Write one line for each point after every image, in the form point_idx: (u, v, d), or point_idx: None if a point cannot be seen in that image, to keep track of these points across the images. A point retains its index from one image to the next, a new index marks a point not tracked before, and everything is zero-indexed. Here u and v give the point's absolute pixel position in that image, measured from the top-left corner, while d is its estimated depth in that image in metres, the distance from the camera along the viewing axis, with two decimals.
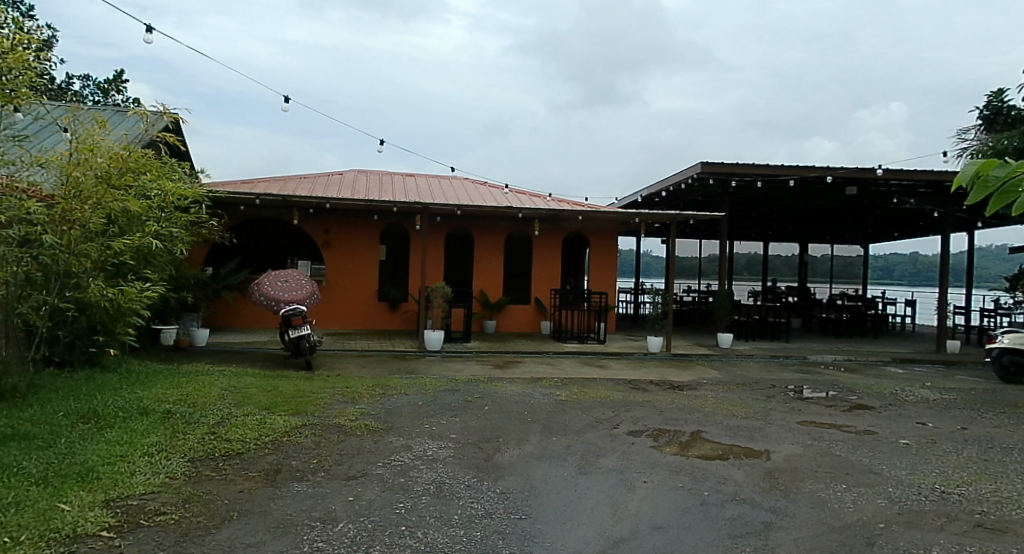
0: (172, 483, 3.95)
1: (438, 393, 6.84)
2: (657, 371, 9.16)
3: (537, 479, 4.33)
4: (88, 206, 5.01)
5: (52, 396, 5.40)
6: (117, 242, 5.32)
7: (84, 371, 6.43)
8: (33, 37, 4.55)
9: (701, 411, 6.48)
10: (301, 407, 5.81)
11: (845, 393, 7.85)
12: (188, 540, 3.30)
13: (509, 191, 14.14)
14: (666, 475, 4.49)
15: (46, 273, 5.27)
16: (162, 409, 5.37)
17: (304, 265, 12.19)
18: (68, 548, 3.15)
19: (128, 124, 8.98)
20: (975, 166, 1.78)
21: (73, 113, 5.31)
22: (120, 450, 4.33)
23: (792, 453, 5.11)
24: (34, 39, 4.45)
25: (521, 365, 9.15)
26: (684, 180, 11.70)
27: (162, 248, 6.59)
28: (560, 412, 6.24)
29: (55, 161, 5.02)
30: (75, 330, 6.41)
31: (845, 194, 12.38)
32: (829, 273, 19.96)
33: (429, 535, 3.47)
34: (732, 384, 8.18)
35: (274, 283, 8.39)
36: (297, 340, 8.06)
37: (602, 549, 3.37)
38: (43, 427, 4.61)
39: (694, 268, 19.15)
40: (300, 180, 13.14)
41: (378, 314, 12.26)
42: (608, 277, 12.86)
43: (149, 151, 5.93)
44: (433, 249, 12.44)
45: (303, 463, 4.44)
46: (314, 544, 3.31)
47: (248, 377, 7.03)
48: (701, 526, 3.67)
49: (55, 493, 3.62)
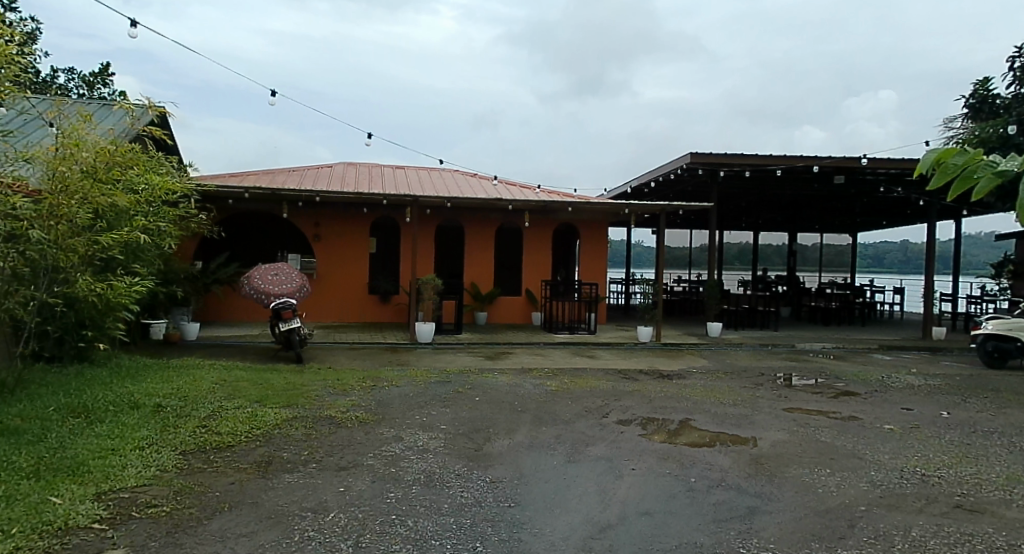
0: (164, 476, 3.97)
1: (429, 384, 6.87)
2: (647, 360, 9.23)
3: (527, 468, 4.37)
4: (74, 201, 4.97)
5: (42, 391, 5.39)
6: (105, 236, 5.30)
7: (73, 366, 6.42)
8: (15, 29, 4.48)
9: (689, 400, 6.53)
10: (293, 400, 5.83)
11: (832, 380, 7.94)
12: (181, 531, 3.32)
13: (499, 182, 14.16)
14: (654, 462, 4.54)
15: (33, 269, 5.24)
16: (153, 403, 5.37)
17: (293, 258, 12.16)
18: (60, 540, 3.16)
19: (115, 117, 8.91)
20: (935, 154, 1.70)
21: (58, 107, 5.25)
22: (111, 444, 4.33)
23: (778, 440, 5.17)
24: (17, 34, 4.37)
25: (512, 356, 9.19)
26: (673, 171, 11.74)
27: (151, 243, 6.56)
28: (551, 402, 6.27)
29: (40, 155, 4.94)
30: (63, 325, 6.38)
31: (833, 183, 12.40)
32: (818, 262, 19.98)
33: (419, 523, 3.50)
34: (721, 373, 8.25)
35: (264, 276, 8.38)
36: (287, 334, 8.01)
37: (590, 535, 3.40)
38: (32, 422, 4.61)
39: (685, 258, 19.23)
40: (288, 173, 13.08)
41: (369, 307, 12.28)
42: (598, 268, 12.90)
43: (137, 146, 5.88)
44: (424, 241, 12.44)
45: (295, 454, 4.46)
46: (306, 533, 3.34)
47: (239, 370, 7.02)
48: (687, 512, 3.72)
49: (46, 486, 3.63)
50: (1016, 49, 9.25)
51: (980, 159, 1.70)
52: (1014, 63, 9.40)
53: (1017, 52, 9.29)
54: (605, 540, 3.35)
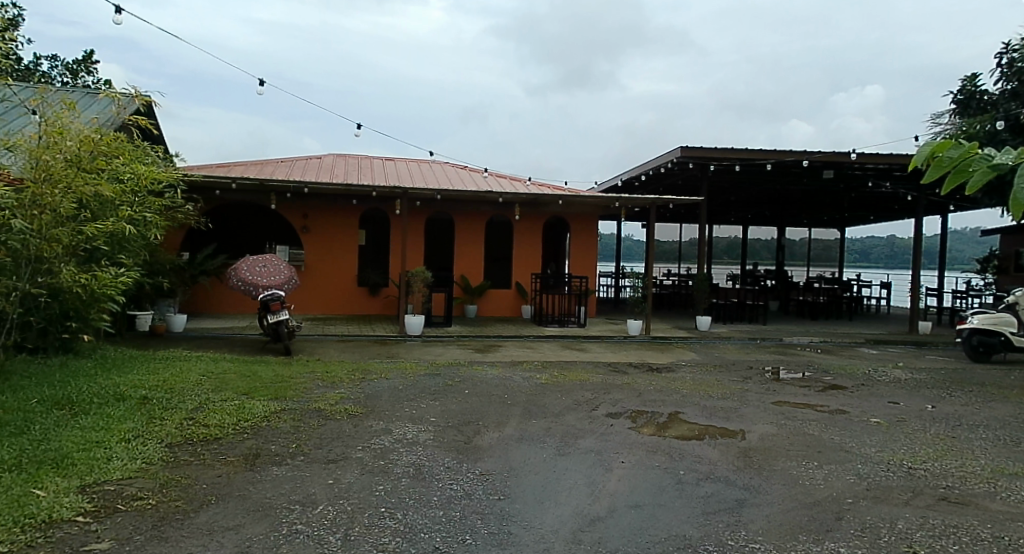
0: (157, 467, 3.96)
1: (418, 377, 6.85)
2: (636, 353, 9.24)
3: (516, 461, 4.37)
4: (57, 190, 4.90)
5: (25, 384, 5.33)
6: (90, 227, 5.24)
7: (57, 358, 6.39)
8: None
9: (678, 393, 6.56)
10: (280, 392, 5.80)
11: (820, 374, 7.99)
12: (166, 524, 3.30)
13: (489, 175, 14.12)
14: (643, 455, 4.55)
15: (16, 259, 5.18)
16: (139, 395, 5.33)
17: (282, 250, 12.08)
18: (45, 533, 3.13)
19: (100, 105, 8.81)
20: (929, 147, 1.74)
21: (41, 94, 5.16)
22: (96, 436, 4.30)
23: (766, 433, 5.19)
24: None
25: (501, 349, 9.18)
26: (663, 164, 11.74)
27: (137, 233, 6.49)
28: (541, 395, 6.27)
29: (23, 145, 4.93)
30: (47, 316, 6.30)
31: (822, 178, 12.43)
32: (806, 256, 20.08)
33: (409, 516, 3.49)
34: (710, 366, 8.28)
35: (251, 268, 8.29)
36: (275, 326, 7.99)
37: (579, 527, 3.41)
38: (15, 413, 4.56)
39: (674, 252, 19.29)
40: (277, 164, 12.99)
41: (359, 300, 12.23)
42: (589, 262, 12.91)
43: (121, 134, 5.76)
44: (413, 233, 12.40)
45: (283, 447, 4.44)
46: (293, 526, 3.33)
47: (227, 362, 6.98)
48: (676, 504, 3.73)
49: (30, 479, 3.59)
50: (1003, 45, 9.31)
51: (975, 153, 1.70)
52: (1000, 60, 9.46)
53: (1002, 50, 9.27)
54: (595, 533, 3.35)
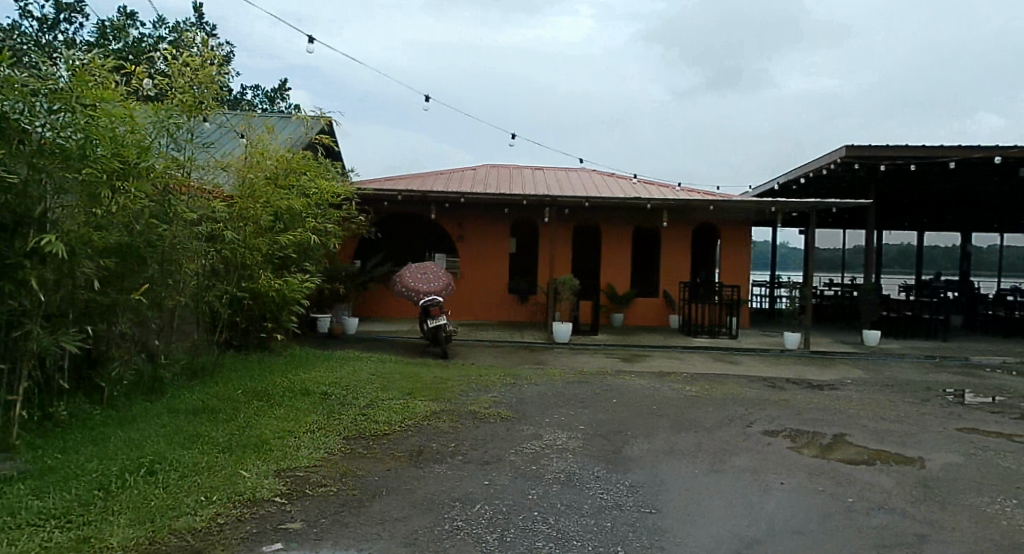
0: (327, 459, 4.26)
1: (570, 383, 6.91)
2: (796, 368, 8.79)
3: (668, 475, 4.29)
4: (259, 204, 5.81)
5: (229, 376, 5.94)
6: (285, 237, 5.99)
7: (253, 353, 7.08)
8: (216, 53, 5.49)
9: (845, 413, 6.14)
10: (440, 393, 6.07)
11: (1014, 398, 7.17)
12: (346, 510, 3.57)
13: (639, 182, 13.99)
14: (806, 478, 4.31)
15: (225, 266, 6.03)
16: (319, 391, 5.78)
17: (439, 258, 12.65)
18: (249, 509, 3.49)
19: (289, 127, 9.74)
20: None
21: (247, 122, 6.17)
22: (286, 425, 4.73)
23: (948, 463, 4.74)
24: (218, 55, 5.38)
25: (652, 358, 9.05)
26: (827, 167, 11.07)
27: (320, 242, 7.07)
28: (694, 408, 6.10)
29: (234, 166, 5.73)
30: (246, 316, 7.01)
31: (1016, 176, 11.17)
32: (995, 266, 18.13)
33: (561, 523, 3.54)
34: (880, 385, 7.68)
35: (412, 275, 8.76)
36: (434, 331, 8.38)
37: (736, 550, 3.30)
38: (222, 402, 5.11)
39: (838, 261, 18.12)
40: (436, 176, 13.64)
41: (510, 307, 12.54)
42: (742, 271, 12.42)
43: (309, 153, 6.33)
44: (563, 241, 12.54)
45: (443, 446, 4.65)
46: (455, 522, 3.49)
47: (391, 363, 7.40)
48: (842, 534, 3.51)
49: (235, 460, 4.02)
50: None
51: None
52: None
53: None
54: None
